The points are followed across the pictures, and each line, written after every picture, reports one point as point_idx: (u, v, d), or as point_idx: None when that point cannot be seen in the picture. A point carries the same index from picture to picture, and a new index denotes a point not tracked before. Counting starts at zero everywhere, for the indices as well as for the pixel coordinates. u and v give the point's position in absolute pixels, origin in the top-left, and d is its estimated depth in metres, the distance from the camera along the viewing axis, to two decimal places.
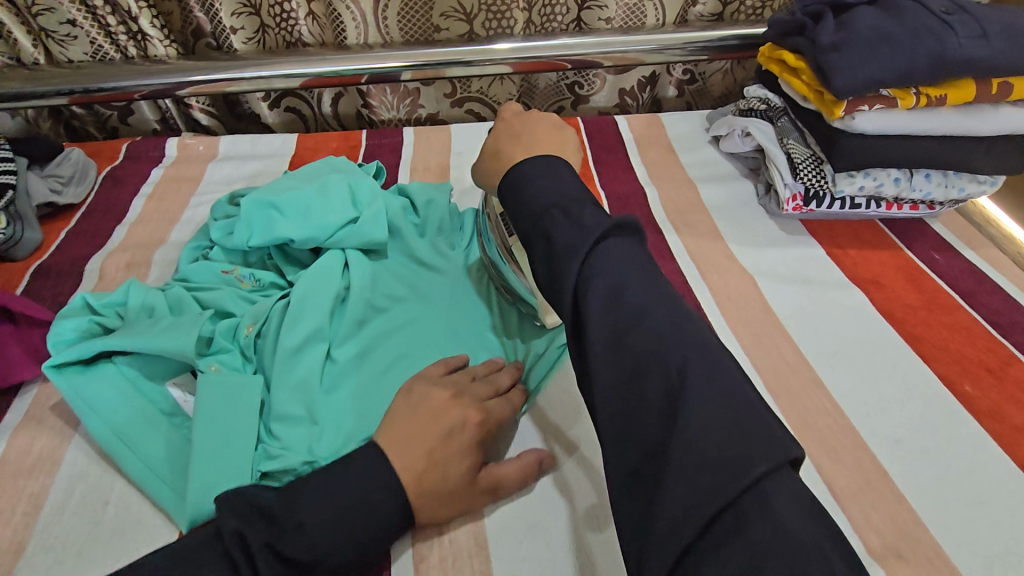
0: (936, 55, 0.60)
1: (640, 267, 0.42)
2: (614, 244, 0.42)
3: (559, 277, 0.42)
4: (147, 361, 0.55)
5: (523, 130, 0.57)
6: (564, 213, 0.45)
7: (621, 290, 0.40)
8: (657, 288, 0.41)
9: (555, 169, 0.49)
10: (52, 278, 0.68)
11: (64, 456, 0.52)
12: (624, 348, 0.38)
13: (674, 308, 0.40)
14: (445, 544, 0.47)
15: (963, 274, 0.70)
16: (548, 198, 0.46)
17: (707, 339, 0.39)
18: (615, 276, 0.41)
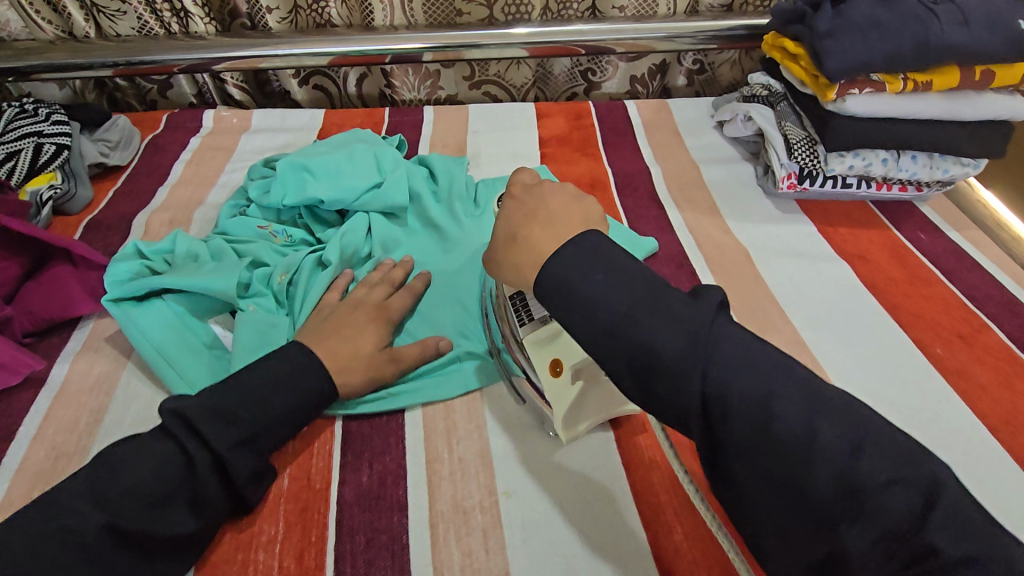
0: (920, 39, 0.65)
1: (771, 367, 0.36)
2: (721, 331, 0.38)
3: (676, 395, 0.37)
4: (191, 301, 0.62)
5: (540, 208, 0.50)
6: (638, 315, 0.39)
7: (777, 415, 0.35)
8: (804, 389, 0.36)
9: (591, 260, 0.42)
10: (103, 230, 0.74)
11: (119, 379, 0.59)
12: (811, 492, 0.33)
13: (847, 419, 0.35)
14: (455, 463, 0.53)
15: (946, 252, 0.74)
16: (615, 299, 0.40)
17: (898, 445, 0.34)
18: (750, 380, 0.36)
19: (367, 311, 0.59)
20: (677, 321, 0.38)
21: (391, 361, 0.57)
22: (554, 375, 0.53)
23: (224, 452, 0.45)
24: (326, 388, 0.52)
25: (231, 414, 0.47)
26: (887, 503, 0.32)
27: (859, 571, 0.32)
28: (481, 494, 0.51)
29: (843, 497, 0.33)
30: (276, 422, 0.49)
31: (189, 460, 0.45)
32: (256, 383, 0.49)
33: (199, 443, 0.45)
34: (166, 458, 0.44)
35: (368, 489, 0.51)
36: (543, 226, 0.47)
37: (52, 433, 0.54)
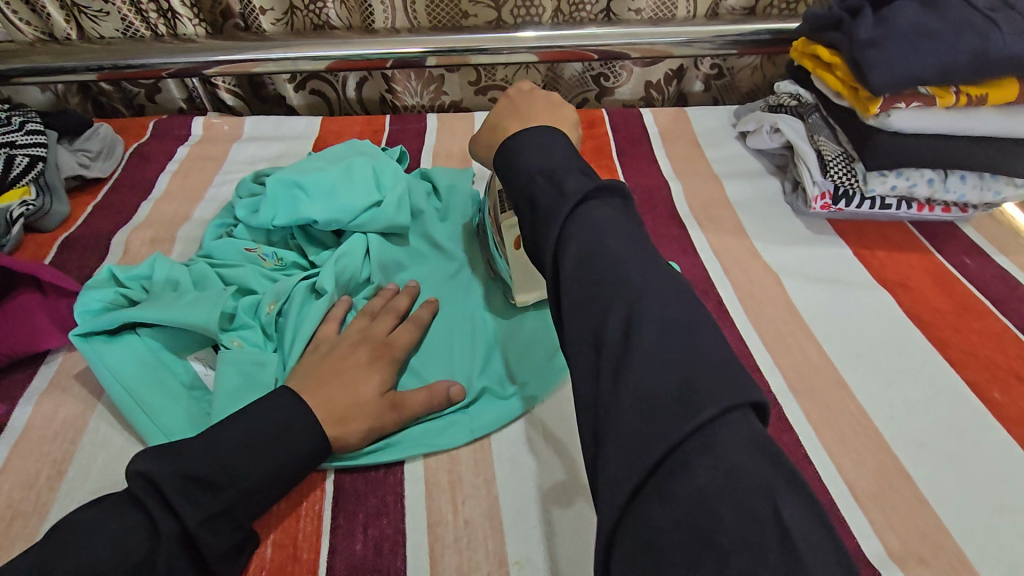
0: (979, 50, 0.59)
1: (618, 227, 0.40)
2: (590, 206, 0.41)
3: (540, 243, 0.42)
4: (169, 335, 0.56)
5: (521, 108, 0.56)
6: (544, 180, 0.44)
7: (597, 249, 0.39)
8: (631, 245, 0.40)
9: (543, 136, 0.48)
10: (78, 250, 0.68)
11: (88, 425, 0.53)
12: (590, 309, 0.36)
13: (651, 271, 0.38)
14: (460, 526, 0.47)
15: (994, 279, 0.68)
16: (533, 165, 0.45)
17: (680, 297, 0.37)
18: (590, 233, 0.39)
19: (370, 348, 0.54)
20: (559, 187, 0.43)
21: (388, 406, 0.51)
22: (515, 248, 0.62)
23: (194, 524, 0.40)
24: (317, 445, 0.47)
25: (208, 478, 0.42)
26: (647, 322, 0.34)
27: (605, 381, 0.33)
28: (489, 565, 0.45)
29: (609, 311, 0.35)
30: (260, 487, 0.44)
31: (154, 530, 0.39)
32: (237, 442, 0.44)
33: (167, 512, 0.40)
34: (130, 528, 0.39)
35: (362, 560, 0.45)
36: (518, 120, 0.55)
37: (8, 489, 0.48)
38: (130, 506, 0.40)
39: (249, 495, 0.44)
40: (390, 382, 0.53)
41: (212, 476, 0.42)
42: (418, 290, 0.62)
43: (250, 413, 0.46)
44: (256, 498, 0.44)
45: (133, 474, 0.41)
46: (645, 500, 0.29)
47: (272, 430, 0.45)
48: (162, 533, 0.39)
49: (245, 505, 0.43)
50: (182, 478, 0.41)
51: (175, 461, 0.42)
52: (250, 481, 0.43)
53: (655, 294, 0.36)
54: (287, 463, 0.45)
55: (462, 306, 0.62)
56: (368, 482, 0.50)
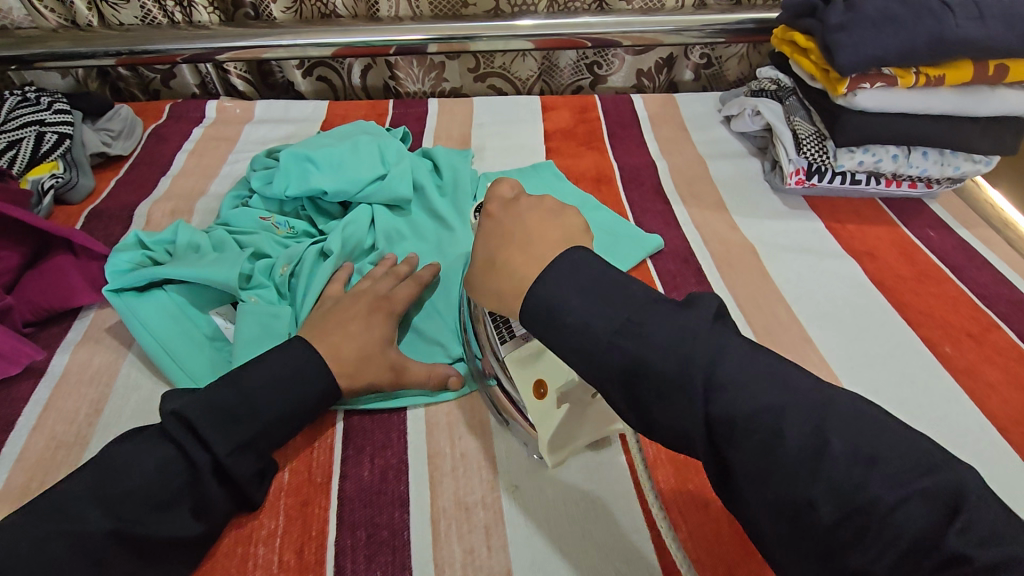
0: (936, 34, 0.64)
1: (773, 386, 0.34)
2: (725, 351, 0.35)
3: (677, 417, 0.35)
4: (192, 293, 0.61)
5: (515, 228, 0.47)
6: (629, 345, 0.37)
7: (782, 433, 0.32)
8: (813, 404, 0.33)
9: (574, 279, 0.40)
10: (104, 220, 0.74)
11: (121, 369, 0.58)
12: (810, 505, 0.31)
13: (876, 437, 0.32)
14: (458, 459, 0.53)
15: (955, 249, 0.73)
16: (600, 326, 0.38)
17: (921, 459, 0.31)
18: (754, 400, 0.33)
19: (369, 300, 0.58)
20: (667, 356, 0.35)
21: (392, 355, 0.56)
22: (537, 398, 0.51)
23: (223, 454, 0.46)
24: (328, 382, 0.52)
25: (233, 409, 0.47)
26: (900, 513, 0.29)
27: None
28: (483, 490, 0.51)
29: (856, 511, 0.30)
30: (279, 421, 0.49)
31: (190, 463, 0.45)
32: (258, 381, 0.49)
33: (198, 444, 0.45)
34: (168, 458, 0.44)
35: (370, 484, 0.51)
36: (522, 246, 0.44)
37: (52, 424, 0.54)
38: (165, 432, 0.46)
39: (269, 426, 0.49)
40: (393, 331, 0.58)
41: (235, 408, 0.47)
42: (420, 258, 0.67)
43: (269, 358, 0.51)
44: (275, 431, 0.50)
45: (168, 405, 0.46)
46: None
47: (288, 371, 0.51)
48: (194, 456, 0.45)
49: (266, 436, 0.49)
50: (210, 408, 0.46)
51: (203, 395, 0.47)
52: (269, 415, 0.49)
53: (893, 469, 0.31)
54: (302, 401, 0.51)
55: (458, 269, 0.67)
56: (374, 420, 0.55)
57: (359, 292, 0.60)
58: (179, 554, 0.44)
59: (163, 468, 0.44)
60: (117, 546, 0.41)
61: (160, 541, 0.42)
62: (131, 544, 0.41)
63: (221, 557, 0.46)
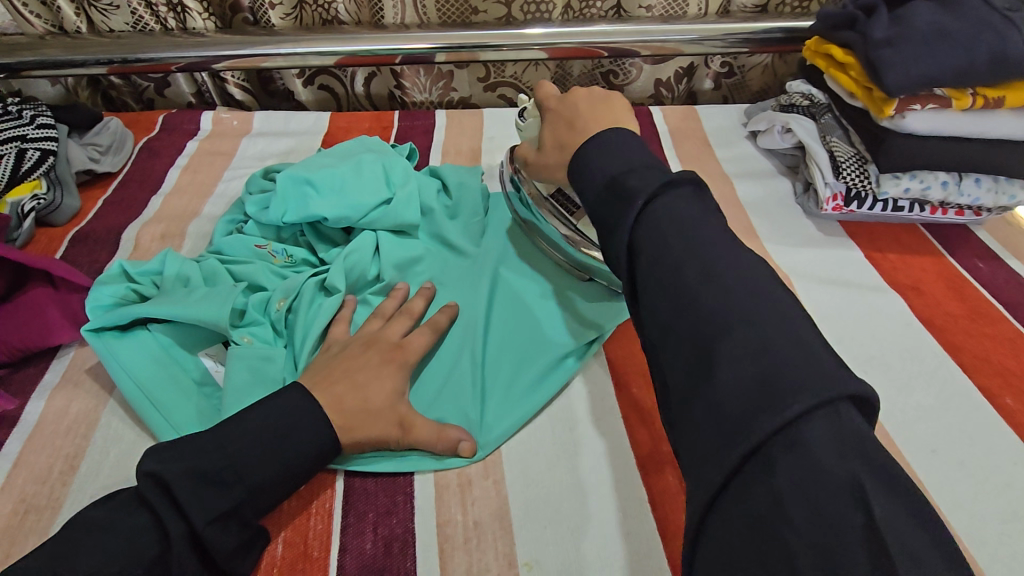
0: (997, 51, 0.58)
1: (693, 221, 0.38)
2: (665, 201, 0.40)
3: (608, 248, 0.41)
4: (179, 332, 0.56)
5: (572, 116, 0.57)
6: (609, 193, 0.42)
7: (658, 255, 0.37)
8: (702, 230, 0.38)
9: (610, 139, 0.47)
10: (90, 245, 0.69)
11: (100, 419, 0.53)
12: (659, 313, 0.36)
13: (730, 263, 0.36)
14: (470, 527, 0.47)
15: (1008, 284, 0.67)
16: (606, 165, 0.45)
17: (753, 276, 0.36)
18: (667, 227, 0.38)
19: (381, 351, 0.53)
20: (614, 207, 0.41)
21: (397, 406, 0.50)
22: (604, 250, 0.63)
23: (202, 524, 0.41)
24: (327, 443, 0.47)
25: (219, 476, 0.42)
26: (718, 316, 0.34)
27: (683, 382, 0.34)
28: (499, 566, 0.45)
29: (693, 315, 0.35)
30: (270, 484, 0.44)
31: (164, 534, 0.40)
32: (246, 444, 0.44)
33: (176, 514, 0.40)
34: (139, 530, 0.40)
35: (372, 559, 0.45)
36: (579, 130, 0.56)
37: (22, 484, 0.49)
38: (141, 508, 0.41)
39: (258, 496, 0.44)
40: (404, 383, 0.53)
41: (222, 474, 0.42)
42: (434, 292, 0.62)
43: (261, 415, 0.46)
44: (265, 501, 0.44)
45: (146, 477, 0.41)
46: (742, 499, 0.29)
47: (282, 431, 0.45)
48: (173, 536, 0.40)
49: (255, 505, 0.44)
50: (191, 479, 0.41)
51: (186, 463, 0.42)
52: (259, 483, 0.44)
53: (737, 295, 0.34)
54: (298, 465, 0.45)
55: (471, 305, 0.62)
56: (378, 480, 0.50)
57: (366, 340, 0.55)
58: None
59: (133, 543, 0.39)
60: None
61: None
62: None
63: None
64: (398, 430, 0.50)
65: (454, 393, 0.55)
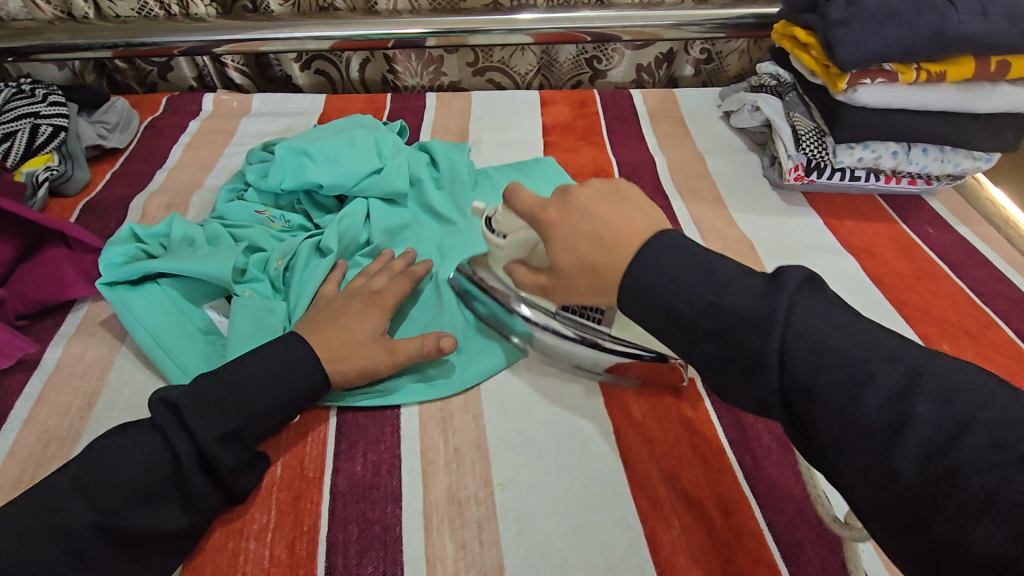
0: (938, 30, 0.63)
1: (852, 345, 0.35)
2: (802, 311, 0.36)
3: (699, 339, 0.39)
4: (185, 286, 0.61)
5: (589, 220, 0.44)
6: (716, 325, 0.38)
7: (862, 398, 0.33)
8: (884, 355, 0.34)
9: (674, 256, 0.40)
10: (99, 212, 0.74)
11: (114, 363, 0.58)
12: (880, 454, 0.32)
13: (950, 383, 0.33)
14: (451, 454, 0.52)
15: (954, 246, 0.72)
16: (696, 293, 0.38)
17: (977, 390, 0.32)
18: (826, 363, 0.34)
19: (370, 300, 0.59)
20: (741, 341, 0.37)
21: (385, 351, 0.55)
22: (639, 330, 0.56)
23: (206, 443, 0.45)
24: (318, 379, 0.52)
25: (219, 404, 0.47)
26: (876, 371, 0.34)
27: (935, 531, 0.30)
28: (476, 485, 0.50)
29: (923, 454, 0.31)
30: (268, 410, 0.49)
31: (174, 453, 0.45)
32: (244, 376, 0.49)
33: (182, 434, 0.45)
34: (152, 451, 0.45)
35: (362, 479, 0.51)
36: (608, 242, 0.42)
37: (44, 416, 0.54)
38: (150, 430, 0.46)
39: (256, 423, 0.49)
40: None
41: (222, 402, 0.47)
42: (417, 255, 0.67)
43: (258, 354, 0.51)
44: (263, 428, 0.49)
45: (155, 404, 0.47)
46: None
47: (278, 367, 0.50)
48: (179, 452, 0.45)
49: (253, 431, 0.48)
50: (193, 406, 0.46)
51: (190, 390, 0.47)
52: (256, 411, 0.48)
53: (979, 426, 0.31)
54: (291, 397, 0.50)
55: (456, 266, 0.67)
56: (368, 415, 0.55)
57: (356, 291, 0.60)
58: (164, 548, 0.44)
59: (146, 458, 0.44)
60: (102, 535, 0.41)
61: (145, 531, 0.43)
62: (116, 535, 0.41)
63: (211, 551, 0.46)
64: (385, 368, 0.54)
65: (436, 332, 0.61)
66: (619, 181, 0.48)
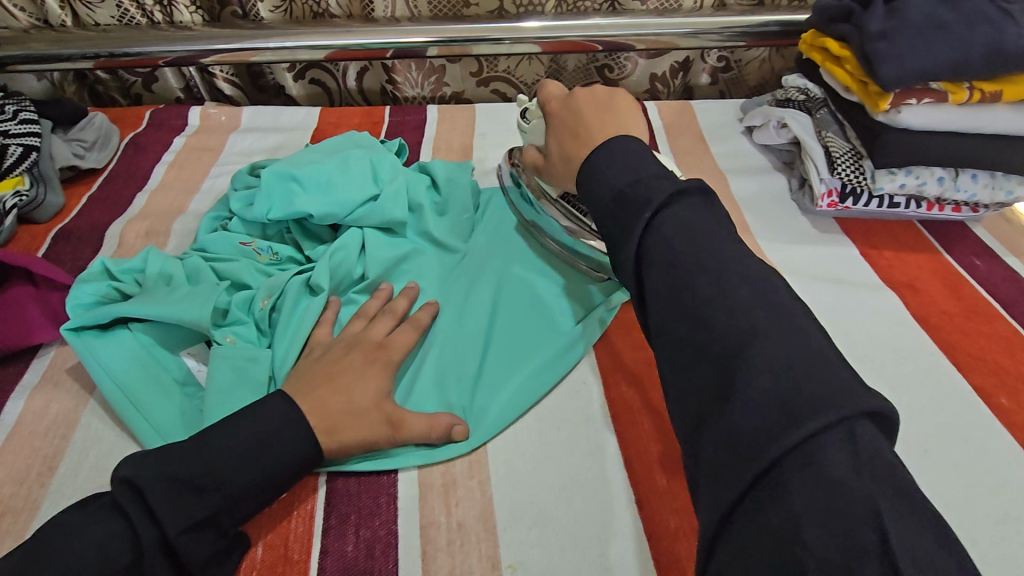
0: (994, 44, 0.57)
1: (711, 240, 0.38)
2: (676, 205, 0.40)
3: None
4: (160, 330, 0.55)
5: (576, 120, 0.53)
6: (620, 206, 0.41)
7: (694, 283, 0.36)
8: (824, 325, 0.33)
9: (611, 152, 0.44)
10: (72, 242, 0.68)
11: (80, 420, 0.52)
12: (676, 322, 0.36)
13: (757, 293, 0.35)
14: (454, 530, 0.47)
15: (1004, 281, 0.66)
16: (607, 182, 0.43)
17: None
18: (687, 238, 0.38)
19: (365, 351, 0.53)
20: None
21: (379, 410, 0.50)
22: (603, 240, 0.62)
23: (175, 533, 0.39)
24: (308, 447, 0.46)
25: (193, 480, 0.41)
26: None
27: (703, 393, 0.33)
28: (482, 569, 0.44)
29: (700, 328, 0.34)
30: (248, 490, 0.43)
31: (137, 543, 0.39)
32: (222, 446, 0.43)
33: (148, 519, 0.39)
34: (113, 540, 0.39)
35: (353, 561, 0.45)
36: (584, 137, 0.52)
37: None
38: (111, 514, 0.40)
39: (235, 501, 0.43)
40: (390, 383, 0.52)
41: (196, 479, 0.41)
42: (418, 291, 0.61)
43: (238, 419, 0.45)
44: (243, 506, 0.43)
45: (117, 482, 0.40)
46: (759, 510, 0.28)
47: (260, 434, 0.45)
48: (144, 543, 0.39)
49: (231, 511, 0.43)
50: (162, 485, 0.40)
51: (160, 466, 0.41)
52: (235, 488, 0.43)
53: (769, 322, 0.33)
54: (275, 469, 0.44)
55: (459, 305, 0.61)
56: (361, 482, 0.49)
57: (350, 341, 0.54)
58: None
59: (105, 551, 0.38)
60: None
61: None
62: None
63: None
64: (379, 431, 0.49)
65: (439, 383, 0.55)
66: (616, 91, 0.56)
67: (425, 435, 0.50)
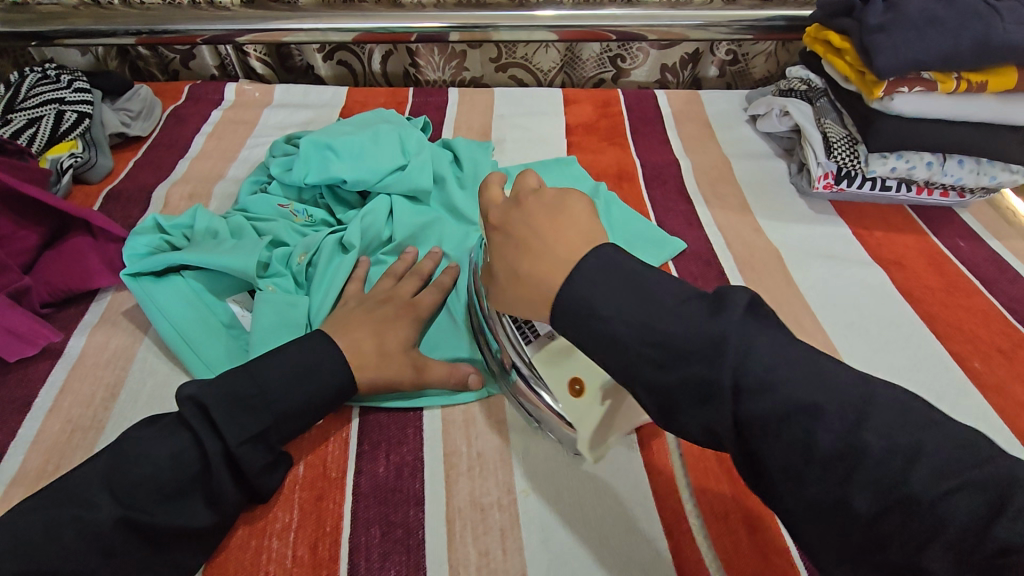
0: (981, 38, 0.62)
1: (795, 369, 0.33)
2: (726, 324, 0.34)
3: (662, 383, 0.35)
4: (209, 278, 0.61)
5: (523, 232, 0.43)
6: (651, 352, 0.35)
7: (818, 432, 0.31)
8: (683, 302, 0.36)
9: (609, 277, 0.37)
10: (122, 202, 0.73)
11: (137, 354, 0.58)
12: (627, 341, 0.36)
13: (893, 414, 0.31)
14: (474, 459, 0.52)
15: (986, 261, 0.71)
16: (623, 324, 0.36)
17: None
18: (703, 325, 0.34)
19: (395, 306, 0.58)
20: (686, 361, 0.34)
21: (408, 358, 0.55)
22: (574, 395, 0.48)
23: (235, 444, 0.45)
24: (345, 383, 0.51)
25: (248, 401, 0.47)
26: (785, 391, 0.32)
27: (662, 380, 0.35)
28: (499, 492, 0.50)
29: (617, 321, 0.36)
30: (293, 411, 0.49)
31: (202, 452, 0.45)
32: (271, 378, 0.49)
33: (211, 432, 0.45)
34: (180, 449, 0.44)
35: (384, 481, 0.50)
36: (539, 253, 0.41)
37: (68, 407, 0.54)
38: (175, 428, 0.45)
39: (282, 423, 0.48)
40: (415, 332, 0.57)
41: (253, 398, 0.47)
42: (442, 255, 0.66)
43: (283, 356, 0.50)
44: (290, 430, 0.49)
45: (183, 400, 0.46)
46: None
47: (305, 369, 0.50)
48: (208, 451, 0.44)
49: (278, 431, 0.48)
50: (222, 406, 0.46)
51: (220, 388, 0.47)
52: (284, 412, 0.48)
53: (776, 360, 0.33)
54: (320, 396, 0.50)
55: None
56: (390, 416, 0.55)
57: (381, 296, 0.59)
58: (187, 545, 0.44)
59: (175, 457, 0.44)
60: (125, 528, 0.41)
61: (169, 529, 0.42)
62: (138, 528, 0.42)
63: (234, 549, 0.46)
64: (406, 374, 0.54)
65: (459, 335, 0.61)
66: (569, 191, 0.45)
67: (448, 381, 0.55)
